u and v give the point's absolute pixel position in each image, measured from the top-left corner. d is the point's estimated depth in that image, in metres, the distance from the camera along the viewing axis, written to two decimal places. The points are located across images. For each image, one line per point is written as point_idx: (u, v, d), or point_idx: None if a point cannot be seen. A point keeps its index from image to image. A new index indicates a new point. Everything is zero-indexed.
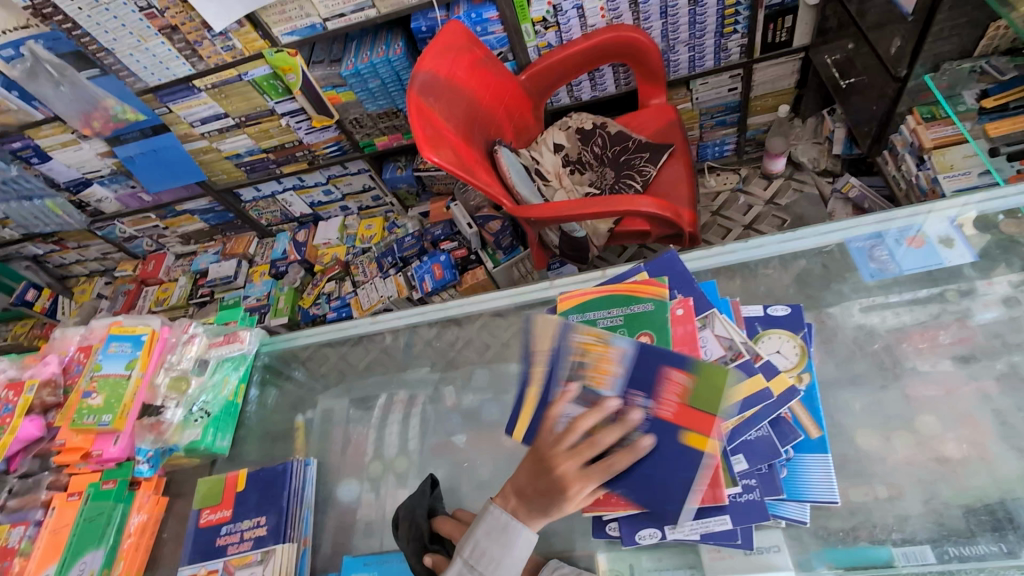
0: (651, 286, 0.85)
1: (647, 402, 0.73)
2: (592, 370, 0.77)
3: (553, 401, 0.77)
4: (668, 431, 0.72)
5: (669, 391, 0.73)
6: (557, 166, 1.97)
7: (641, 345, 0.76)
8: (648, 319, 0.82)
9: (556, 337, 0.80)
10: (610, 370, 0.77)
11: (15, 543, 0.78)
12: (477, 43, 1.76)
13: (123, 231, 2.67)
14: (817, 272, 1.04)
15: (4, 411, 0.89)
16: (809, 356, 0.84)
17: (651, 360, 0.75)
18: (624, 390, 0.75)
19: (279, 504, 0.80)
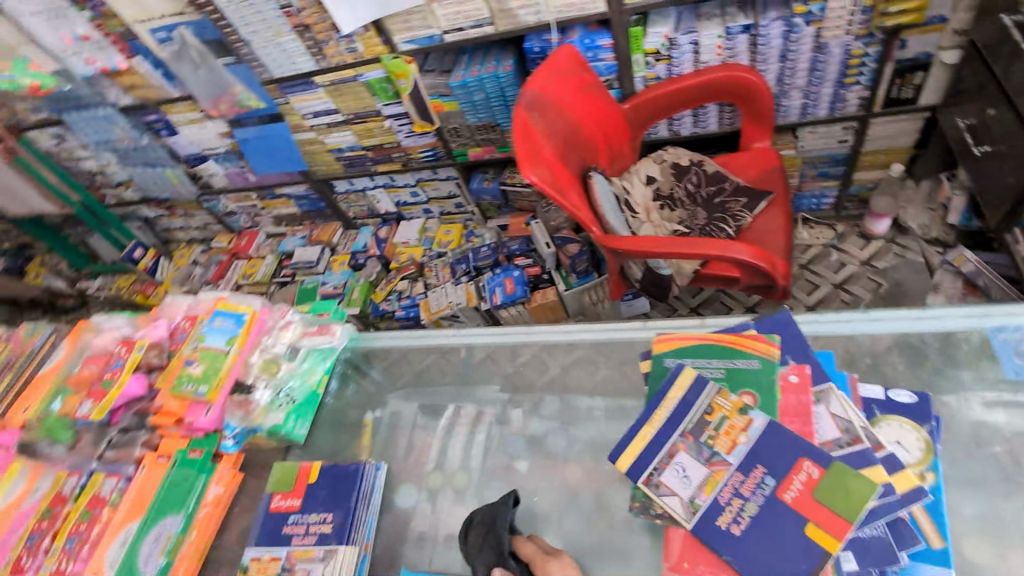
0: (759, 341, 0.80)
1: (772, 484, 0.69)
2: (716, 431, 0.74)
3: (667, 451, 0.75)
4: (790, 520, 0.67)
5: (799, 478, 0.68)
6: (647, 199, 1.93)
7: (774, 423, 0.72)
8: (753, 377, 0.77)
9: (686, 387, 0.77)
10: (738, 438, 0.73)
11: (106, 493, 0.84)
12: (587, 69, 1.77)
13: (226, 206, 2.85)
14: (940, 355, 0.94)
15: (114, 365, 0.96)
16: (936, 454, 0.77)
17: (784, 440, 0.71)
18: (750, 463, 0.71)
19: (347, 503, 0.81)
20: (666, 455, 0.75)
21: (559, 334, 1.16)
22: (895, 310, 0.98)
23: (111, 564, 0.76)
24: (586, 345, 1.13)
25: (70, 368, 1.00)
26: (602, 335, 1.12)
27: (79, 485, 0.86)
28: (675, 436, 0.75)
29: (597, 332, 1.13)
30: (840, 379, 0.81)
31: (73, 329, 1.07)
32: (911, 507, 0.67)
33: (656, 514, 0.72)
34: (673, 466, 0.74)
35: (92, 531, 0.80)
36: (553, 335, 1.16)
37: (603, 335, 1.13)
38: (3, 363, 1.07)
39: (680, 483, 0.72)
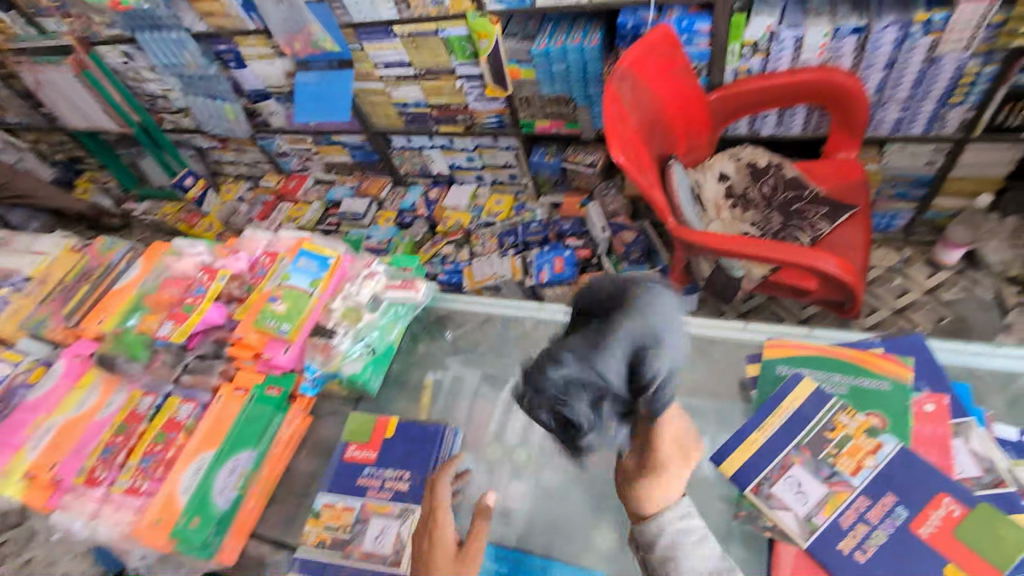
0: (888, 362, 0.80)
1: (906, 516, 0.68)
2: (842, 451, 0.73)
3: (782, 459, 0.75)
4: (924, 554, 0.65)
5: (938, 513, 0.67)
6: (719, 196, 1.87)
7: (907, 450, 0.71)
8: (882, 398, 0.77)
9: (808, 401, 0.78)
10: (865, 461, 0.72)
11: (182, 417, 0.84)
12: (681, 51, 1.67)
13: (279, 146, 2.80)
14: None
15: (196, 291, 0.95)
16: None
17: (921, 472, 0.70)
18: (880, 489, 0.70)
19: (426, 465, 0.80)
20: (779, 466, 0.76)
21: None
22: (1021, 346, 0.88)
23: (185, 489, 0.77)
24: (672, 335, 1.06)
25: (148, 288, 1.00)
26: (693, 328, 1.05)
27: (154, 406, 0.86)
28: (789, 448, 0.76)
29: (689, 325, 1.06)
30: (976, 416, 0.77)
31: (150, 249, 1.06)
32: None
33: (766, 526, 0.73)
34: (786, 480, 0.74)
35: (168, 453, 0.80)
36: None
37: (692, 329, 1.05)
38: (81, 273, 1.06)
39: (794, 498, 0.73)
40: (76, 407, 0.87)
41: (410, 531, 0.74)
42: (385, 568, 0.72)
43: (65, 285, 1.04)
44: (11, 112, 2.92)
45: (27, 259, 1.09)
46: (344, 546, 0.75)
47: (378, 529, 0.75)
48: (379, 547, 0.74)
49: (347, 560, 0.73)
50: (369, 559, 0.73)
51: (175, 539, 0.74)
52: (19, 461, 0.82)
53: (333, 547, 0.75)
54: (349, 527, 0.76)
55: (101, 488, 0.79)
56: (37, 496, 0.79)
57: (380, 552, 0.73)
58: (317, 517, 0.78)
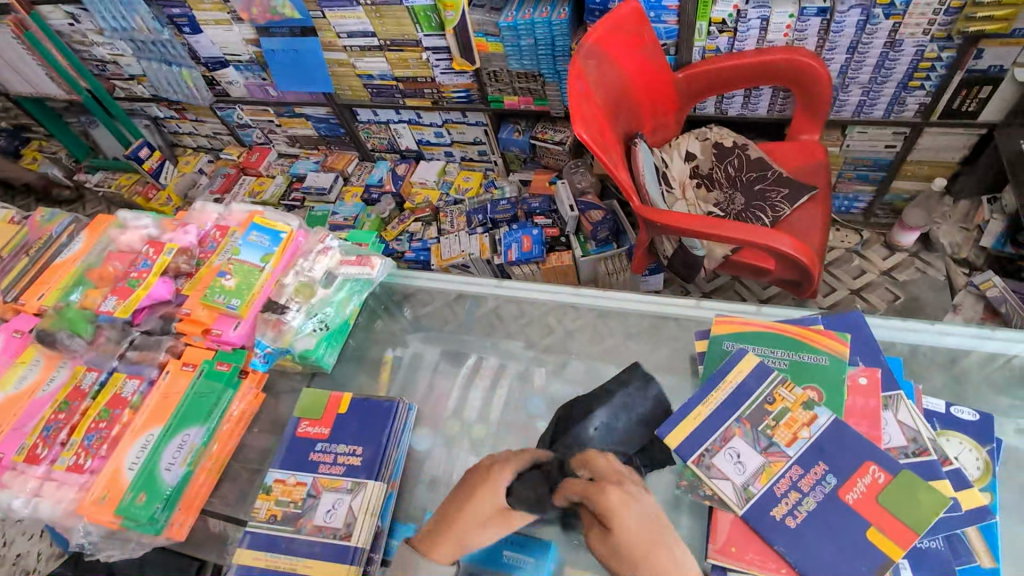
0: (828, 338, 0.83)
1: (834, 483, 0.71)
2: (780, 423, 0.76)
3: (724, 431, 0.77)
4: (850, 520, 0.69)
5: (864, 480, 0.70)
6: (684, 175, 1.89)
7: (839, 421, 0.74)
8: (820, 372, 0.80)
9: (752, 374, 0.80)
10: (801, 433, 0.75)
11: (127, 394, 0.81)
12: (648, 29, 1.66)
13: (240, 117, 2.65)
14: (997, 380, 0.89)
15: (141, 266, 0.91)
16: (994, 475, 0.78)
17: (852, 443, 0.73)
18: (812, 459, 0.73)
19: (379, 440, 0.79)
20: (720, 438, 0.77)
21: (618, 302, 1.13)
22: (962, 325, 0.93)
23: (131, 466, 0.75)
24: (637, 314, 1.11)
25: (91, 262, 0.95)
26: (657, 307, 1.10)
27: (98, 382, 0.83)
28: (731, 420, 0.78)
29: (652, 304, 1.11)
30: (907, 389, 0.80)
31: (94, 221, 1.01)
32: (973, 524, 0.71)
33: (705, 494, 0.75)
34: (727, 451, 0.76)
35: (112, 431, 0.78)
36: (604, 299, 1.13)
37: (657, 307, 1.10)
38: (18, 247, 1.01)
39: (734, 468, 0.75)
40: (16, 383, 0.84)
41: (362, 505, 0.74)
42: (335, 540, 0.72)
43: (2, 258, 0.99)
44: None
45: None
46: (295, 520, 0.74)
47: (330, 503, 0.75)
48: (330, 521, 0.74)
49: (298, 534, 0.73)
50: (320, 531, 0.73)
51: (119, 516, 0.72)
52: None
53: (282, 522, 0.74)
54: (300, 501, 0.76)
55: (43, 466, 0.77)
56: None
57: (331, 525, 0.73)
58: (268, 492, 0.77)
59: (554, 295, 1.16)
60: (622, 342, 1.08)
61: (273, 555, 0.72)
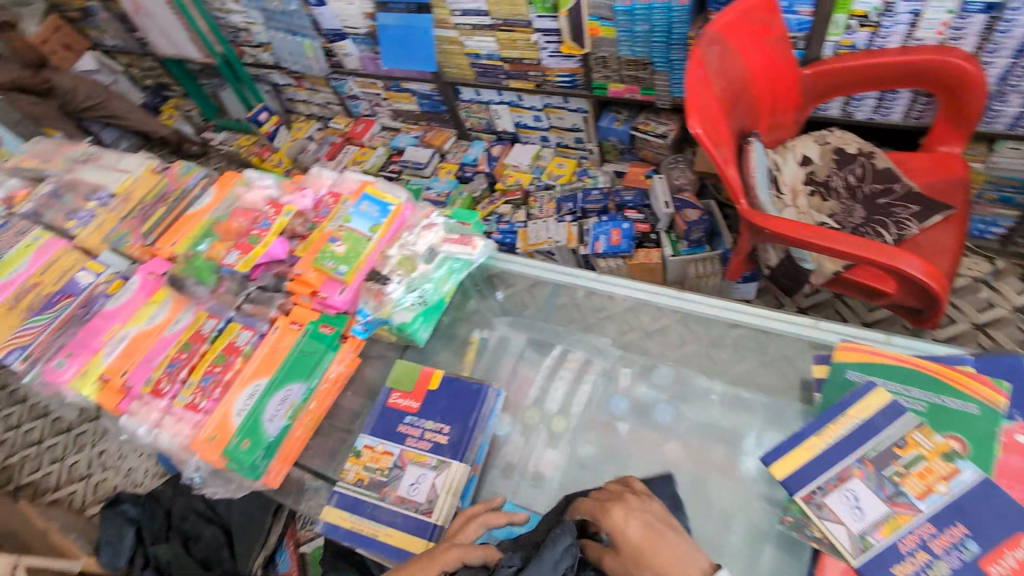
0: (978, 384, 0.75)
1: (975, 551, 0.63)
2: (913, 472, 0.69)
3: (841, 472, 0.72)
4: None
5: (1015, 554, 0.62)
6: (797, 180, 1.74)
7: (988, 481, 0.66)
8: (966, 422, 0.72)
9: (882, 413, 0.74)
10: (937, 486, 0.68)
11: (240, 343, 0.87)
12: (778, 18, 1.55)
13: (351, 89, 2.76)
14: None
15: (262, 224, 0.97)
16: None
17: (1002, 509, 0.65)
18: (949, 518, 0.66)
19: (466, 420, 0.80)
20: (835, 477, 0.73)
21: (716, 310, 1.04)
22: None
23: (238, 412, 0.80)
24: (738, 326, 1.03)
25: (218, 215, 1.02)
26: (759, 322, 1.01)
27: (217, 329, 0.90)
28: (850, 460, 0.72)
29: (753, 318, 1.02)
30: None
31: (224, 178, 1.09)
32: None
33: (812, 536, 0.70)
34: (842, 492, 0.71)
35: (226, 375, 0.84)
36: (700, 307, 1.05)
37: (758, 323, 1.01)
38: (159, 195, 1.10)
39: (849, 512, 0.70)
40: (148, 319, 0.92)
41: (445, 483, 0.76)
42: (417, 513, 0.74)
43: (144, 205, 1.08)
44: (109, 34, 3.00)
45: (113, 176, 1.14)
46: (380, 488, 0.77)
47: (415, 476, 0.77)
48: (414, 494, 0.76)
49: (382, 502, 0.76)
50: (403, 503, 0.75)
51: (226, 458, 0.77)
52: (95, 364, 0.88)
53: (367, 488, 0.77)
54: (387, 470, 0.78)
55: (164, 400, 0.84)
56: (109, 398, 0.86)
57: (414, 498, 0.75)
58: (357, 456, 0.80)
59: (648, 294, 1.10)
60: (714, 355, 1.04)
61: (358, 518, 0.75)
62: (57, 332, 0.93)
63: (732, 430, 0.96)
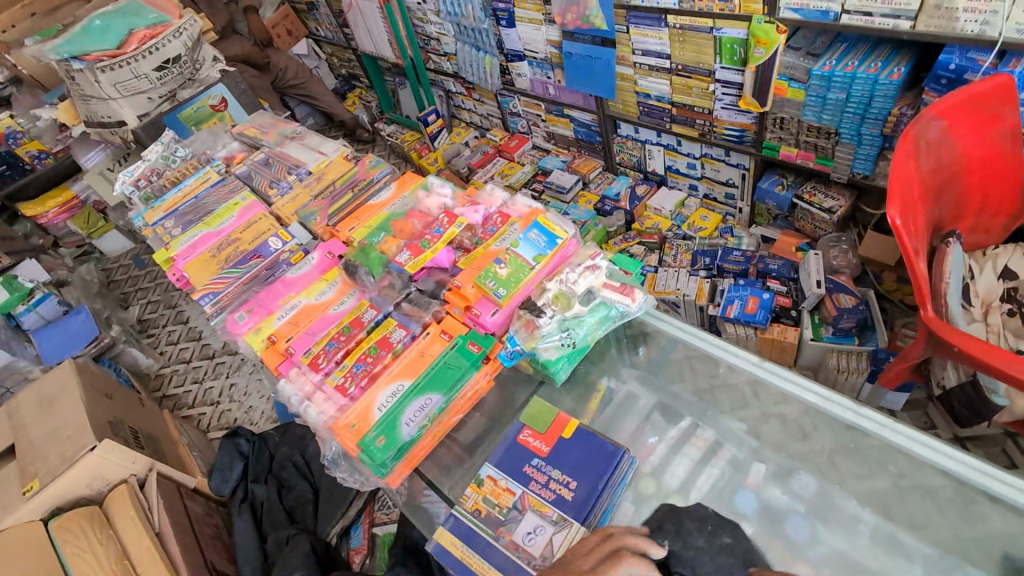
0: None
1: None
2: None
3: None
4: None
5: None
6: (992, 294, 1.52)
7: None
8: None
9: None
10: None
11: (394, 340, 0.92)
12: (1014, 111, 1.36)
13: (514, 106, 2.87)
14: None
15: (435, 231, 1.02)
16: None
17: None
18: None
19: (595, 482, 0.78)
20: None
21: (906, 440, 0.88)
22: None
23: (380, 407, 0.84)
24: (918, 461, 0.87)
25: (396, 212, 1.10)
26: (964, 473, 0.83)
27: (375, 320, 0.95)
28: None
29: (955, 465, 0.84)
30: None
31: (405, 177, 1.18)
32: None
33: None
34: None
35: (375, 368, 0.89)
36: (886, 431, 0.89)
37: (962, 472, 0.83)
38: (348, 181, 1.22)
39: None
40: (317, 295, 1.01)
41: (563, 543, 0.74)
42: (527, 566, 0.73)
43: (335, 188, 1.22)
44: (322, 26, 3.39)
45: (313, 156, 1.32)
46: (497, 526, 0.77)
47: (532, 525, 0.76)
48: (528, 544, 0.75)
49: (496, 542, 0.76)
50: (516, 550, 0.75)
51: (361, 448, 0.81)
52: (268, 326, 0.98)
53: (485, 521, 0.78)
54: (505, 509, 0.78)
55: (319, 375, 0.90)
56: (272, 358, 0.95)
57: (528, 548, 0.75)
58: (479, 485, 0.81)
59: (823, 400, 0.95)
60: (871, 479, 0.91)
61: (468, 548, 0.77)
62: (244, 286, 1.08)
63: (880, 574, 0.85)
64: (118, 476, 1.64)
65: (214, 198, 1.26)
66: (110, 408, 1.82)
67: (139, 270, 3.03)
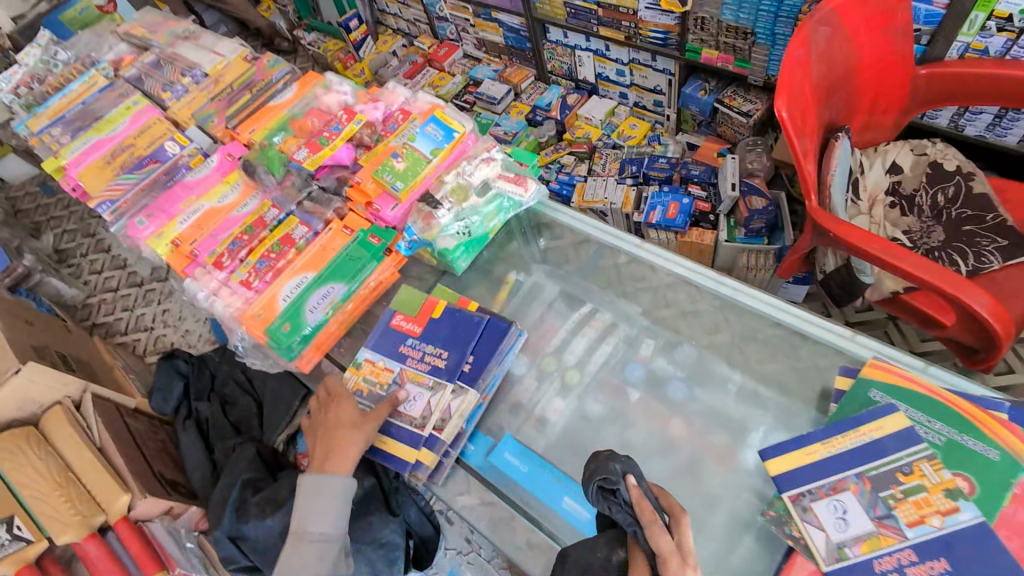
0: (1005, 429, 0.75)
1: None
2: (910, 502, 0.71)
3: (839, 484, 0.75)
4: None
5: None
6: (878, 188, 1.65)
7: (984, 525, 0.68)
8: (982, 465, 0.73)
9: (896, 436, 0.75)
10: (933, 519, 0.70)
11: (296, 237, 0.95)
12: (906, 6, 1.42)
13: (441, 9, 2.73)
14: None
15: (333, 128, 1.02)
16: None
17: (987, 553, 0.66)
18: (933, 551, 0.68)
19: (462, 349, 0.96)
20: (830, 487, 0.76)
21: (761, 303, 1.00)
22: None
23: (284, 297, 0.90)
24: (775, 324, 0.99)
25: (295, 113, 1.08)
26: (798, 324, 0.97)
27: (277, 219, 0.97)
28: (849, 473, 0.75)
29: (793, 319, 0.98)
30: None
31: (306, 78, 1.14)
32: None
33: (790, 533, 0.76)
34: (831, 501, 0.75)
35: (278, 263, 0.93)
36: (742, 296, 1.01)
37: (805, 328, 0.97)
38: (246, 83, 1.19)
39: (833, 522, 0.73)
40: (219, 198, 1.01)
41: (436, 402, 0.93)
42: (410, 425, 0.92)
43: (232, 89, 1.18)
44: None
45: (209, 58, 1.25)
46: (379, 399, 0.94)
47: (411, 394, 0.94)
48: (410, 408, 0.93)
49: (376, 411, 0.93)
50: (396, 418, 0.93)
51: (267, 335, 0.87)
52: (170, 230, 0.98)
53: (366, 396, 0.95)
54: (384, 388, 0.95)
55: (223, 273, 0.93)
56: (178, 261, 0.96)
57: (410, 412, 0.93)
58: (359, 367, 0.98)
59: (691, 272, 1.06)
60: (744, 348, 1.03)
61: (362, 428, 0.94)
62: (143, 192, 1.06)
63: (739, 422, 0.98)
64: (49, 398, 1.65)
65: (105, 102, 1.19)
66: (31, 334, 1.78)
67: (49, 198, 2.84)
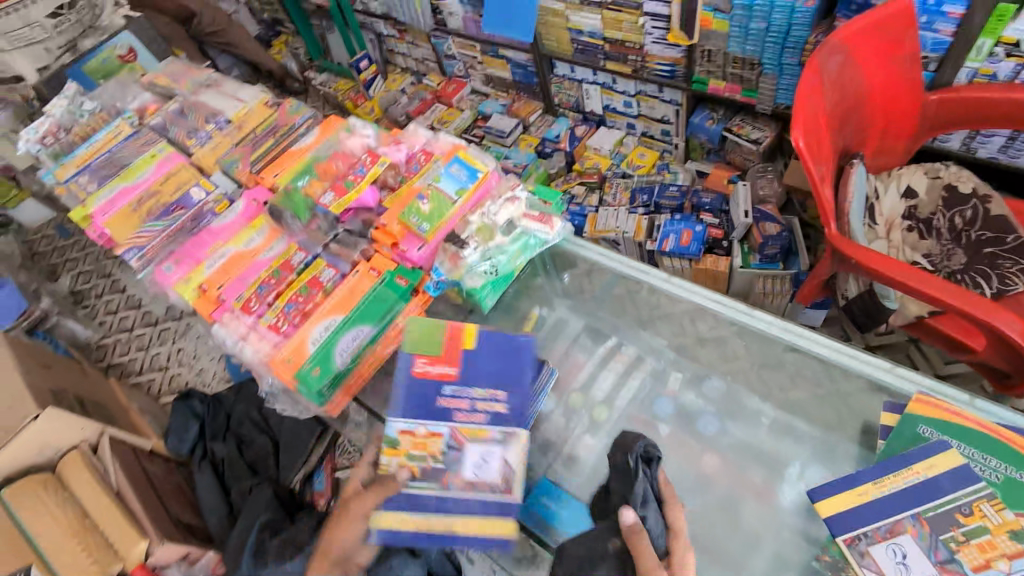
0: None
1: None
2: (973, 545, 0.70)
3: (898, 526, 0.73)
4: None
5: None
6: (896, 212, 1.64)
7: None
8: None
9: (952, 475, 0.74)
10: (999, 563, 0.69)
11: (324, 280, 0.96)
12: (914, 35, 1.44)
13: (449, 48, 2.80)
14: None
15: (358, 171, 1.04)
16: None
17: None
18: None
19: (518, 385, 0.88)
20: (887, 529, 0.74)
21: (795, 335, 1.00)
22: None
23: (314, 341, 0.90)
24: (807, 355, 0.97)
25: (318, 156, 1.10)
26: (834, 356, 0.96)
27: (304, 262, 0.99)
28: (906, 514, 0.74)
29: (828, 350, 0.97)
30: None
31: (328, 121, 1.16)
32: None
33: None
34: (889, 545, 0.73)
35: (306, 306, 0.93)
36: (772, 329, 1.01)
37: (841, 361, 0.96)
38: (268, 128, 1.21)
39: (893, 567, 0.72)
40: (245, 243, 1.02)
41: (514, 458, 0.85)
42: (492, 494, 0.83)
43: (255, 135, 1.20)
44: None
45: (231, 104, 1.27)
46: (443, 476, 0.84)
47: (478, 456, 0.85)
48: (483, 475, 0.84)
49: (451, 489, 0.83)
50: (462, 489, 0.83)
51: (298, 380, 0.87)
52: (198, 274, 0.99)
53: (425, 475, 0.84)
54: (442, 454, 0.85)
55: (251, 317, 0.94)
56: (204, 305, 0.97)
57: (484, 479, 0.84)
58: (397, 446, 0.86)
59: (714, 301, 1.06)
60: (774, 380, 1.02)
61: (418, 516, 0.83)
62: (169, 239, 1.07)
63: (776, 457, 0.96)
64: (67, 442, 1.63)
65: (130, 150, 1.22)
66: (50, 377, 1.78)
67: (66, 241, 2.88)
